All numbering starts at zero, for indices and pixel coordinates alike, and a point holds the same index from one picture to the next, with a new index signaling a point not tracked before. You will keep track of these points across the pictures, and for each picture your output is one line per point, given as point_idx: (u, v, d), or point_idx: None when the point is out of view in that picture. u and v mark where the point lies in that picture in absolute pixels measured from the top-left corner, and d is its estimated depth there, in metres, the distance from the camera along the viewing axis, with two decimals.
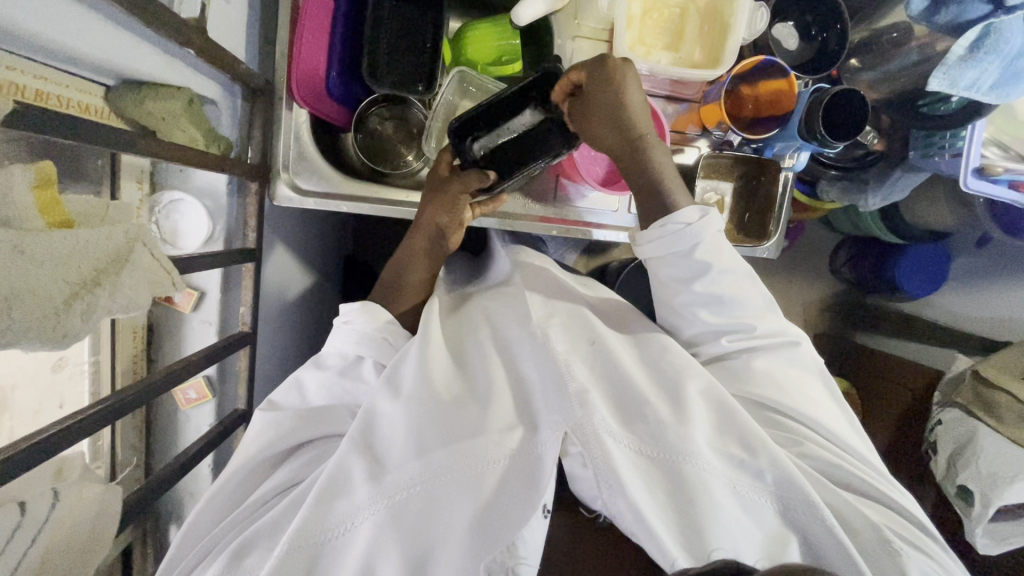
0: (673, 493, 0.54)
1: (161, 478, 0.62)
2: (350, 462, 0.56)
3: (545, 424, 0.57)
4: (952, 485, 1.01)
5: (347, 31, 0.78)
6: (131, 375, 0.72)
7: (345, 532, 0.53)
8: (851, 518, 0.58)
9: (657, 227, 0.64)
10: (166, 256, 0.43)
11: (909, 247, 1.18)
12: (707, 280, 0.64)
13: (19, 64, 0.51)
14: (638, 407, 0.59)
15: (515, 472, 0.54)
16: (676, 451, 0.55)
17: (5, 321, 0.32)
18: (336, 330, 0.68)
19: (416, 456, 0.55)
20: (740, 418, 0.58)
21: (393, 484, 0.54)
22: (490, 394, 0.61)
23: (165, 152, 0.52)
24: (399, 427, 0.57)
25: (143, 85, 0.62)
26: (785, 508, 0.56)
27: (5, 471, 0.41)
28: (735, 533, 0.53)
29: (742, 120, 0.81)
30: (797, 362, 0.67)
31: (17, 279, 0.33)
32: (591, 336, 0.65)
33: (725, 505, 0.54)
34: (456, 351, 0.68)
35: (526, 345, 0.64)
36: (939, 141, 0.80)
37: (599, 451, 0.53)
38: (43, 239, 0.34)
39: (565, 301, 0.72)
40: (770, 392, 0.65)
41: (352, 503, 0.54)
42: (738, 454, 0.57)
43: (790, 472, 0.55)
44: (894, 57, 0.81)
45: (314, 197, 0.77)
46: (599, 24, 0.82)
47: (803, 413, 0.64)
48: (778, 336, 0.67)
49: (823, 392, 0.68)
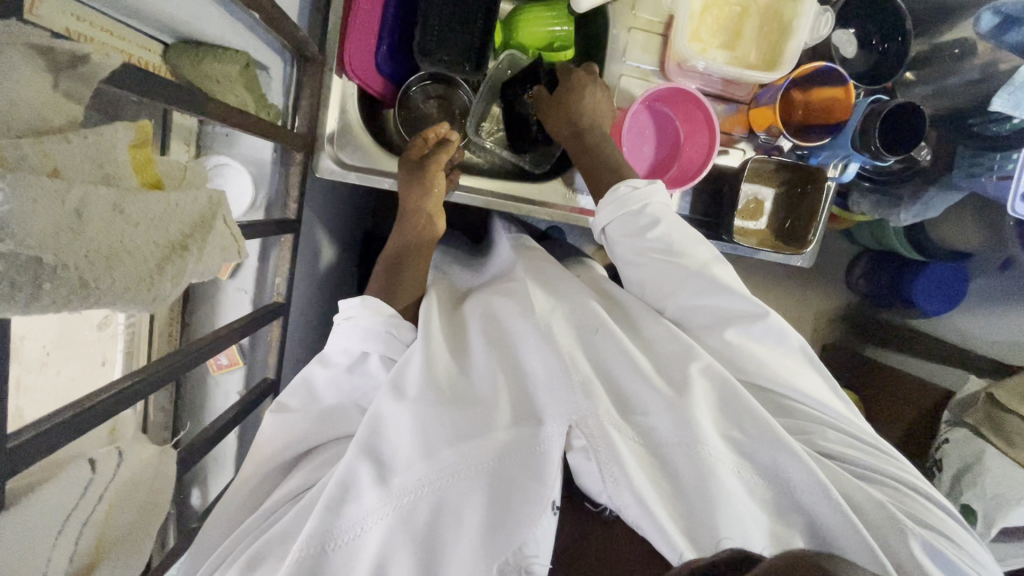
0: (675, 479, 0.53)
1: (199, 442, 0.63)
2: (359, 464, 0.56)
3: (551, 416, 0.55)
4: (956, 504, 1.01)
5: (399, 6, 0.76)
6: (167, 338, 0.72)
7: (357, 537, 0.53)
8: (860, 501, 0.56)
9: (612, 191, 0.70)
10: (237, 225, 0.41)
11: (931, 264, 1.17)
12: (656, 226, 0.68)
13: (89, 16, 0.51)
14: (639, 396, 0.58)
15: (514, 463, 0.53)
16: (687, 437, 0.54)
17: (108, 281, 0.30)
18: (346, 328, 0.65)
19: (424, 456, 0.54)
20: (740, 399, 0.58)
21: (401, 487, 0.53)
22: (494, 392, 0.59)
23: (232, 118, 0.51)
24: (405, 429, 0.56)
25: (201, 46, 0.61)
26: (792, 493, 0.55)
27: (74, 426, 0.41)
28: (745, 523, 0.52)
29: (794, 125, 0.79)
30: (772, 336, 0.64)
31: (117, 240, 0.31)
32: (594, 324, 0.64)
33: (736, 493, 0.53)
34: (456, 341, 0.67)
35: (530, 337, 0.62)
36: (986, 162, 0.79)
37: (603, 443, 0.52)
38: (139, 199, 0.32)
39: (568, 288, 0.70)
40: (757, 370, 0.63)
41: (362, 507, 0.54)
42: (740, 439, 0.56)
43: (797, 458, 0.55)
44: (953, 73, 0.80)
45: (356, 171, 0.76)
46: (655, 17, 0.80)
47: (799, 389, 0.63)
48: (741, 309, 0.64)
49: (818, 375, 0.66)
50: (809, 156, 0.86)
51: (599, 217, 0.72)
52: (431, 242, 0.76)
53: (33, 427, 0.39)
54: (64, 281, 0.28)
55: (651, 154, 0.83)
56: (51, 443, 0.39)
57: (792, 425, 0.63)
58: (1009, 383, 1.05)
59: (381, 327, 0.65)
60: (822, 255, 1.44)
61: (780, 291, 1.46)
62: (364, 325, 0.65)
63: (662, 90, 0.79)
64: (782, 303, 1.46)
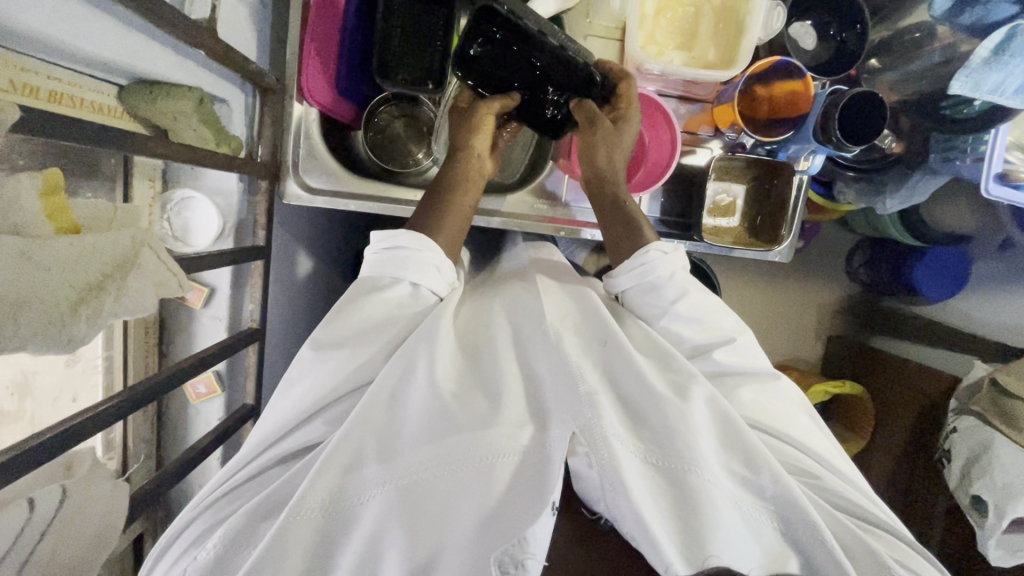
0: (678, 500, 0.49)
1: (172, 471, 0.64)
2: (365, 438, 0.52)
3: (555, 421, 0.51)
4: (966, 495, 0.97)
5: (356, 33, 0.78)
6: (143, 370, 0.74)
7: (354, 505, 0.51)
8: (851, 544, 0.54)
9: (631, 259, 0.64)
10: (171, 258, 0.45)
11: (930, 248, 1.12)
12: (685, 296, 0.63)
13: (32, 65, 0.52)
14: (646, 411, 0.54)
15: (524, 470, 0.49)
16: (679, 460, 0.50)
17: (12, 325, 0.34)
18: (385, 259, 0.61)
19: (429, 440, 0.51)
20: (744, 434, 0.53)
21: (404, 466, 0.51)
22: (500, 384, 0.55)
23: (177, 156, 0.53)
24: (418, 410, 0.54)
25: (154, 84, 0.63)
26: (786, 525, 0.52)
27: (21, 463, 0.42)
28: (734, 546, 0.48)
29: (756, 120, 0.79)
30: (782, 398, 0.62)
31: (22, 285, 0.35)
32: (604, 336, 0.59)
33: (728, 518, 0.49)
34: (467, 340, 0.62)
35: (538, 343, 0.58)
36: (961, 145, 0.78)
37: (608, 455, 0.49)
38: (44, 245, 0.36)
39: (575, 291, 0.67)
40: (765, 418, 0.60)
41: (365, 479, 0.51)
42: (740, 472, 0.52)
43: (791, 491, 0.51)
44: (915, 58, 0.80)
45: (323, 195, 0.77)
46: (611, 23, 0.81)
47: (794, 436, 0.60)
48: (758, 368, 0.63)
49: (813, 425, 0.63)
50: (778, 151, 0.84)
51: (618, 281, 0.66)
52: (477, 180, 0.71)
53: None
54: None
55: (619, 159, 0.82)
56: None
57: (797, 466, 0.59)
58: (1013, 367, 1.00)
59: (434, 261, 0.61)
60: (816, 245, 1.43)
61: (776, 286, 1.44)
62: (408, 258, 0.60)
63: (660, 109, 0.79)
64: (781, 296, 1.45)
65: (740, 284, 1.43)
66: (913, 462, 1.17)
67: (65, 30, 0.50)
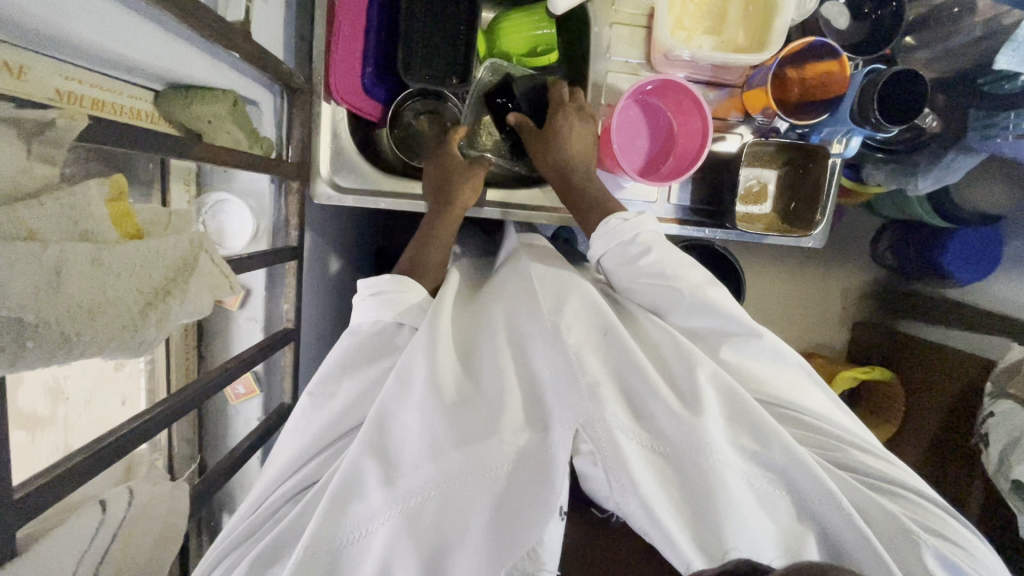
0: (688, 488, 0.49)
1: (218, 472, 0.65)
2: (364, 462, 0.51)
3: (557, 421, 0.50)
4: (1006, 480, 0.94)
5: (380, 31, 0.77)
6: (184, 374, 0.76)
7: (362, 536, 0.49)
8: (871, 512, 0.53)
9: (602, 224, 0.65)
10: (224, 262, 0.47)
11: (958, 230, 1.09)
12: (649, 253, 0.62)
13: (78, 74, 0.54)
14: (647, 400, 0.53)
15: (526, 473, 0.49)
16: (690, 445, 0.50)
17: (91, 331, 0.36)
18: (372, 306, 0.60)
19: (430, 457, 0.50)
20: (752, 408, 0.53)
21: (408, 488, 0.49)
22: (503, 399, 0.53)
23: (220, 160, 0.53)
24: (412, 429, 0.52)
25: (187, 89, 0.63)
26: (802, 501, 0.52)
27: (89, 463, 0.44)
28: (754, 533, 0.48)
29: (789, 104, 0.77)
30: (776, 358, 0.61)
31: (98, 293, 0.36)
32: (602, 325, 0.58)
33: (746, 503, 0.49)
34: (465, 346, 0.60)
35: (540, 339, 0.56)
36: (1002, 121, 0.76)
37: (611, 448, 0.48)
38: (116, 252, 0.37)
39: (574, 284, 0.63)
40: (762, 389, 0.59)
41: (368, 507, 0.50)
42: (750, 447, 0.52)
43: (806, 463, 0.51)
44: (953, 34, 0.77)
45: (353, 194, 0.77)
46: (636, 10, 0.80)
47: (799, 402, 0.59)
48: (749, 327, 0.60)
49: (812, 384, 0.62)
50: (809, 134, 0.83)
51: (593, 247, 0.66)
52: (460, 210, 0.72)
53: (48, 470, 0.42)
54: (47, 337, 0.34)
55: (646, 147, 0.81)
56: (65, 485, 0.42)
57: (803, 436, 0.59)
58: None
59: (418, 302, 0.62)
60: (843, 231, 1.40)
61: (801, 273, 1.42)
62: (395, 303, 0.61)
63: (678, 83, 0.76)
64: (804, 281, 1.42)
65: (763, 273, 1.41)
66: (950, 448, 1.13)
67: (107, 39, 0.51)
